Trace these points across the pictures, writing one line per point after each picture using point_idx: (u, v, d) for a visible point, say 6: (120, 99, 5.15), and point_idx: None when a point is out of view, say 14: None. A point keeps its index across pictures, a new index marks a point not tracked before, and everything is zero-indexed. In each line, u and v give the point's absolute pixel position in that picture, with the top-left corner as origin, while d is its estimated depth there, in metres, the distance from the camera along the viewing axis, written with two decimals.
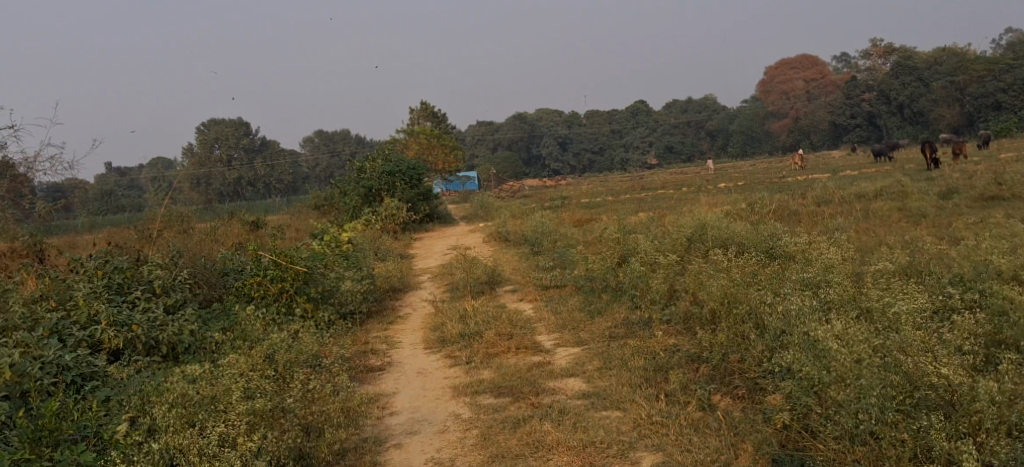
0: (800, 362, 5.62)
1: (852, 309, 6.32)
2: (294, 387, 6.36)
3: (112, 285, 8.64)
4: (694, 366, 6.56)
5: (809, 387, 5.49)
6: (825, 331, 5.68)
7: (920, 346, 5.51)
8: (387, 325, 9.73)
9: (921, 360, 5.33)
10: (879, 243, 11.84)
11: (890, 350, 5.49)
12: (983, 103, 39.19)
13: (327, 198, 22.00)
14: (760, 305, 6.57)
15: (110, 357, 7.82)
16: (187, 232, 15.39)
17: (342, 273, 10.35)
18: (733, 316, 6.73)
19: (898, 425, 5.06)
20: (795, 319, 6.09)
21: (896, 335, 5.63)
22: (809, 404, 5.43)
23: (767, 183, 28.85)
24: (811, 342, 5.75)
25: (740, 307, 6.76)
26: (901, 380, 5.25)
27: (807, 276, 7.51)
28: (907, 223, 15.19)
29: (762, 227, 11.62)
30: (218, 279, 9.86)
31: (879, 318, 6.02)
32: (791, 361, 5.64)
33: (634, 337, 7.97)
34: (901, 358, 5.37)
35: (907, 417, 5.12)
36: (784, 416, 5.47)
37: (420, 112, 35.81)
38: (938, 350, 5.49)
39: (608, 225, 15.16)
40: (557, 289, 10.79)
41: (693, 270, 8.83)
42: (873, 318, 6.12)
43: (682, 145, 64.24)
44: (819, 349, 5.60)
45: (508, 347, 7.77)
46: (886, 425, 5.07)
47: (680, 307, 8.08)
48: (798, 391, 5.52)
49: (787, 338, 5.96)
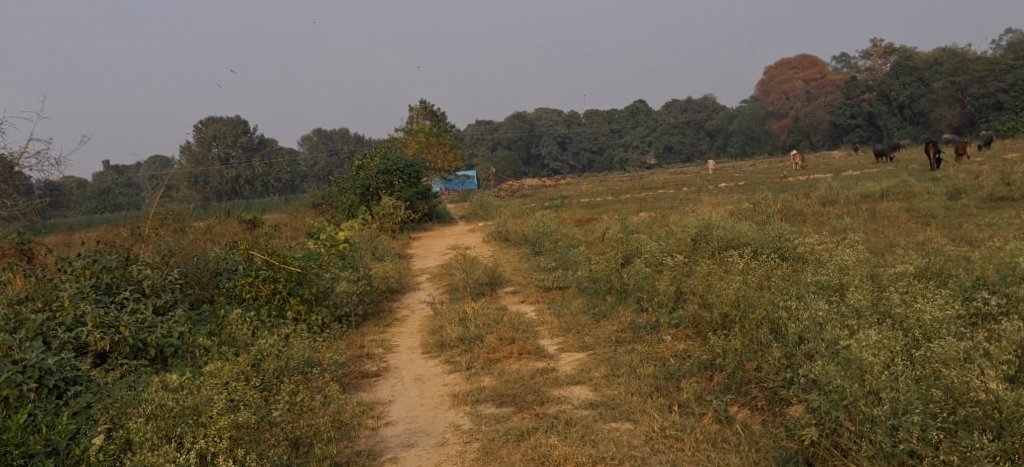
0: (824, 373, 5.28)
1: (878, 316, 6.00)
2: (282, 398, 6.03)
3: (100, 285, 8.31)
4: (707, 374, 6.21)
5: (837, 401, 5.14)
6: (856, 342, 5.37)
7: (962, 356, 5.20)
8: (384, 328, 9.40)
9: (965, 373, 5.02)
10: (891, 245, 11.51)
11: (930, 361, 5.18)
12: (984, 103, 38.92)
13: (324, 196, 21.63)
14: (778, 310, 6.24)
15: (95, 361, 7.49)
16: (181, 230, 15.04)
17: (338, 273, 10.01)
18: (748, 321, 6.39)
19: (941, 445, 4.76)
20: (816, 326, 5.76)
21: (935, 345, 5.30)
22: (839, 419, 5.08)
23: (769, 183, 28.51)
24: (838, 352, 5.43)
25: (756, 311, 6.42)
26: (943, 396, 4.94)
27: (823, 278, 7.20)
28: (917, 224, 14.84)
29: (771, 228, 11.28)
30: (211, 279, 9.49)
31: (911, 326, 5.70)
32: (817, 372, 5.30)
33: (641, 342, 7.62)
34: (943, 371, 5.06)
35: (950, 436, 4.81)
36: (812, 432, 5.13)
37: (419, 110, 35.41)
38: (980, 361, 5.17)
39: (610, 225, 14.81)
40: (560, 290, 10.45)
41: (702, 272, 8.51)
42: (904, 326, 5.80)
43: (682, 145, 63.94)
44: (850, 359, 5.28)
45: (511, 353, 7.42)
46: (928, 445, 4.77)
47: (689, 309, 7.75)
48: (827, 405, 5.16)
49: (810, 346, 5.63)
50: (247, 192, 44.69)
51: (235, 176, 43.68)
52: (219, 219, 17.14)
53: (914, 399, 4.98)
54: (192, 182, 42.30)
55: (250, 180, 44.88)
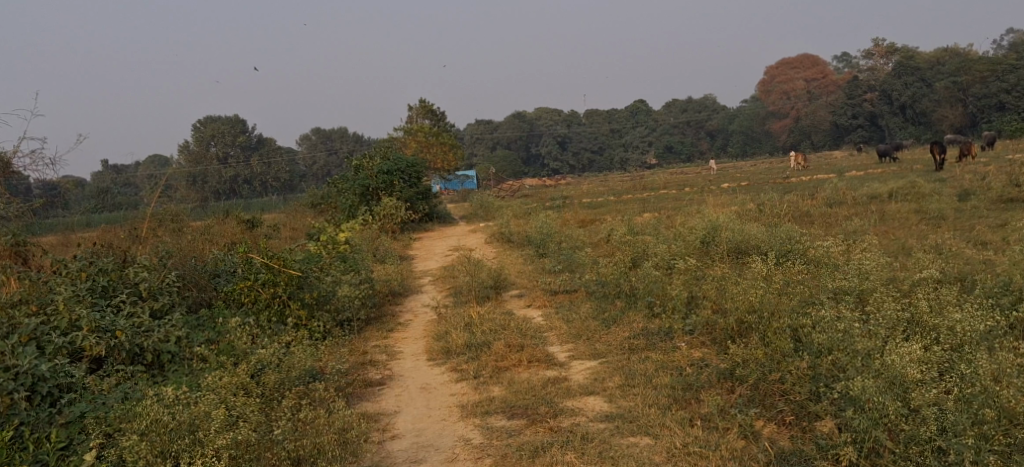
0: (865, 389, 5.06)
1: (911, 327, 5.82)
2: (283, 415, 5.84)
3: (96, 288, 8.06)
4: (726, 386, 5.95)
5: (876, 419, 4.97)
6: (899, 357, 5.18)
7: (1012, 373, 5.04)
8: (388, 333, 9.15)
9: (1017, 392, 4.86)
10: (904, 248, 11.24)
11: (980, 378, 5.01)
12: (986, 103, 38.75)
13: (323, 196, 21.35)
14: (802, 320, 6.04)
15: (91, 366, 7.25)
16: (180, 231, 14.78)
17: (340, 276, 9.75)
18: (768, 329, 6.19)
19: None
20: (849, 337, 5.54)
21: (982, 361, 5.13)
22: (879, 438, 4.91)
23: (773, 183, 28.22)
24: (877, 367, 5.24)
25: (776, 319, 6.22)
26: (996, 416, 4.78)
27: (842, 284, 6.99)
28: (926, 226, 14.57)
29: (783, 229, 11.02)
30: (210, 281, 9.23)
31: (949, 338, 5.54)
32: (855, 387, 5.08)
33: (655, 349, 7.36)
34: (995, 389, 4.90)
35: (1005, 458, 4.66)
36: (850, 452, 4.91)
37: (419, 110, 35.13)
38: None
39: (615, 226, 14.55)
40: (567, 294, 10.19)
41: (717, 276, 8.28)
42: (940, 337, 5.63)
43: (682, 145, 63.66)
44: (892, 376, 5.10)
45: (520, 360, 7.16)
46: None
47: (704, 314, 7.51)
48: (865, 423, 4.98)
49: (845, 359, 5.41)
50: (246, 192, 44.42)
51: (234, 176, 43.41)
52: (218, 219, 16.87)
53: (963, 419, 4.84)
54: (191, 181, 42.03)
55: (248, 180, 44.58)
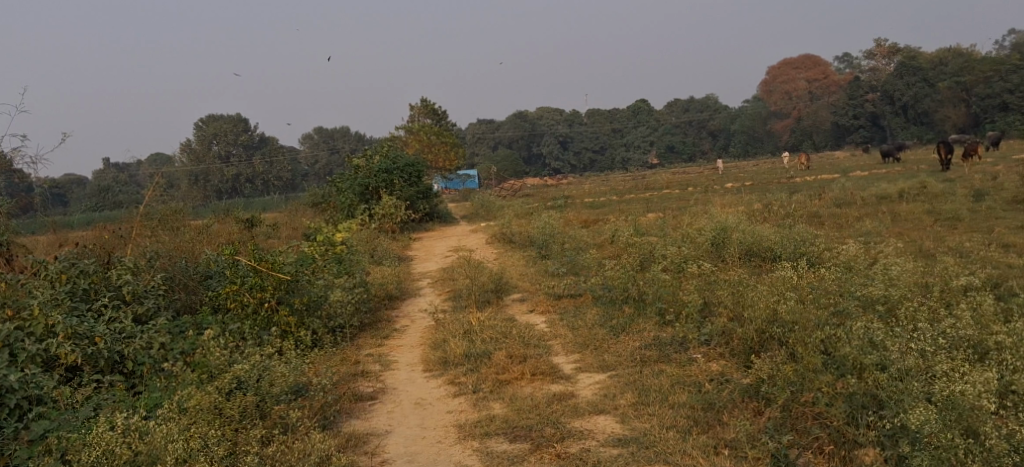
0: (919, 423, 4.59)
1: (967, 349, 5.30)
2: (256, 446, 5.31)
3: (77, 291, 7.51)
4: (752, 407, 5.44)
5: (939, 458, 4.49)
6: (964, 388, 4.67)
7: None
8: (382, 341, 8.61)
9: None
10: (923, 252, 10.70)
11: None
12: (990, 103, 38.22)
13: (324, 194, 20.84)
14: (837, 336, 5.53)
15: (65, 375, 6.77)
16: (174, 230, 14.28)
17: (332, 280, 9.22)
18: (800, 346, 5.67)
19: None
20: (893, 357, 5.07)
21: None
22: None
23: (777, 183, 27.67)
24: (937, 399, 4.74)
25: (809, 335, 5.71)
26: None
27: (873, 291, 6.51)
28: (940, 227, 14.00)
29: (798, 230, 10.49)
30: (200, 284, 8.66)
31: (1011, 361, 5.06)
32: (912, 418, 4.60)
33: (669, 361, 6.81)
34: None
35: None
36: None
37: (420, 109, 34.61)
38: None
39: (620, 227, 14.04)
40: (572, 298, 9.65)
41: (736, 283, 7.83)
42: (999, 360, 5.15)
43: (684, 144, 63.17)
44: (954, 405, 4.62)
45: (523, 373, 6.63)
46: None
47: (721, 322, 7.01)
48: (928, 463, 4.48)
49: (891, 383, 4.93)
50: (247, 191, 43.91)
51: (235, 175, 42.89)
52: (216, 218, 16.38)
53: None
54: (192, 180, 41.57)
55: (250, 179, 44.08)
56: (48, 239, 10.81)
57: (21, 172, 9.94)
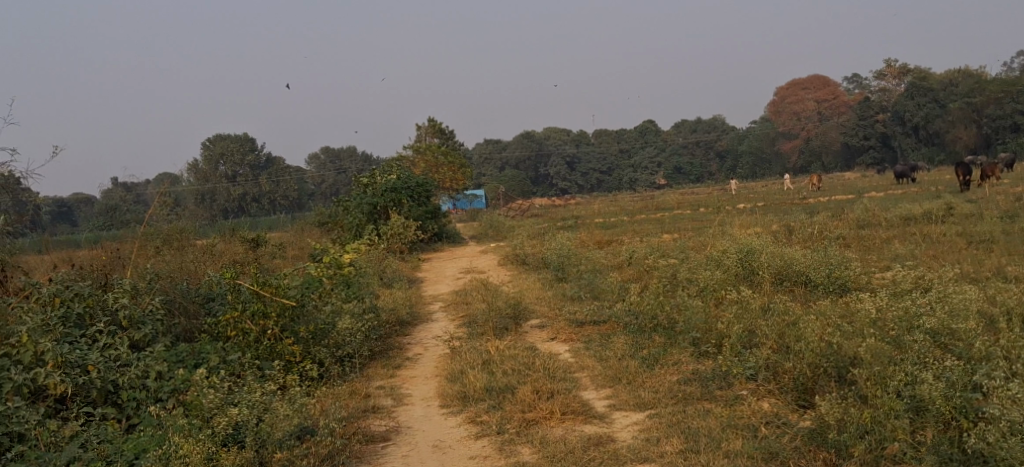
0: None
1: None
2: None
3: (70, 316, 6.87)
4: (822, 457, 4.95)
5: None
6: None
7: None
8: (393, 371, 7.97)
9: None
10: (967, 277, 10.00)
11: None
12: (1002, 124, 37.72)
13: (330, 214, 20.25)
14: (921, 379, 5.06)
15: (55, 408, 6.20)
16: (180, 250, 13.78)
17: (339, 306, 8.71)
18: (879, 387, 5.17)
19: None
20: (996, 409, 4.59)
21: None
22: None
23: (791, 204, 27.00)
24: None
25: (889, 375, 5.23)
26: None
27: (928, 320, 5.83)
28: (975, 250, 13.29)
29: (832, 253, 9.81)
30: (200, 309, 8.02)
31: None
32: None
33: (712, 399, 6.16)
34: None
35: None
36: None
37: (427, 128, 34.08)
38: None
39: (637, 248, 13.41)
40: (595, 326, 8.96)
41: (780, 314, 7.20)
42: None
43: (691, 166, 64.00)
44: None
45: (552, 411, 6.03)
46: None
47: (765, 354, 6.39)
48: None
49: (995, 437, 4.49)
50: (254, 210, 43.82)
51: (242, 194, 42.83)
52: (221, 238, 15.86)
53: None
54: (199, 200, 41.20)
55: (257, 198, 43.90)
56: (49, 258, 10.29)
57: (27, 190, 9.46)
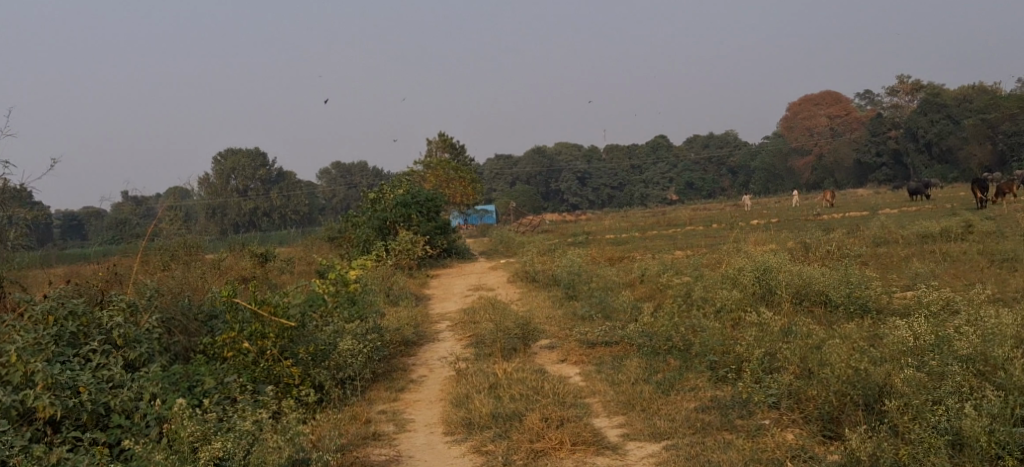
0: None
1: None
2: None
3: (63, 334, 6.52)
4: None
5: None
6: None
7: None
8: (396, 395, 7.64)
9: None
10: (991, 297, 9.61)
11: None
12: (1017, 142, 37.05)
13: (340, 229, 20.03)
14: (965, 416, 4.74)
15: (44, 432, 5.90)
16: (189, 265, 13.58)
17: (342, 326, 8.43)
18: (919, 425, 4.86)
19: None
20: None
21: None
22: None
23: (806, 220, 26.62)
24: None
25: (928, 412, 4.91)
26: None
27: (961, 345, 5.46)
28: (995, 269, 12.83)
29: (852, 271, 9.43)
30: (198, 327, 7.69)
31: None
32: None
33: (733, 429, 5.80)
34: None
35: None
36: None
37: (439, 143, 33.87)
38: None
39: (650, 265, 13.07)
40: (607, 347, 8.59)
41: (801, 338, 6.85)
42: None
43: (703, 182, 63.38)
44: None
45: (562, 443, 5.73)
46: None
47: (787, 380, 6.02)
48: None
49: None
50: (266, 225, 43.69)
51: (254, 208, 42.76)
52: (230, 253, 15.62)
53: None
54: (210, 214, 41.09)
55: (269, 212, 43.87)
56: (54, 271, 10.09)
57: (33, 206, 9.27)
